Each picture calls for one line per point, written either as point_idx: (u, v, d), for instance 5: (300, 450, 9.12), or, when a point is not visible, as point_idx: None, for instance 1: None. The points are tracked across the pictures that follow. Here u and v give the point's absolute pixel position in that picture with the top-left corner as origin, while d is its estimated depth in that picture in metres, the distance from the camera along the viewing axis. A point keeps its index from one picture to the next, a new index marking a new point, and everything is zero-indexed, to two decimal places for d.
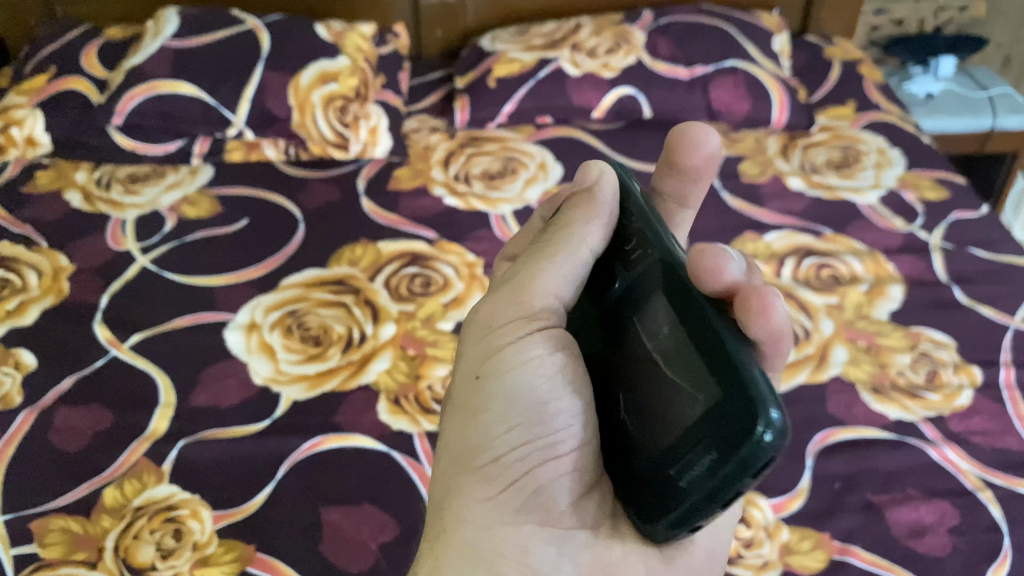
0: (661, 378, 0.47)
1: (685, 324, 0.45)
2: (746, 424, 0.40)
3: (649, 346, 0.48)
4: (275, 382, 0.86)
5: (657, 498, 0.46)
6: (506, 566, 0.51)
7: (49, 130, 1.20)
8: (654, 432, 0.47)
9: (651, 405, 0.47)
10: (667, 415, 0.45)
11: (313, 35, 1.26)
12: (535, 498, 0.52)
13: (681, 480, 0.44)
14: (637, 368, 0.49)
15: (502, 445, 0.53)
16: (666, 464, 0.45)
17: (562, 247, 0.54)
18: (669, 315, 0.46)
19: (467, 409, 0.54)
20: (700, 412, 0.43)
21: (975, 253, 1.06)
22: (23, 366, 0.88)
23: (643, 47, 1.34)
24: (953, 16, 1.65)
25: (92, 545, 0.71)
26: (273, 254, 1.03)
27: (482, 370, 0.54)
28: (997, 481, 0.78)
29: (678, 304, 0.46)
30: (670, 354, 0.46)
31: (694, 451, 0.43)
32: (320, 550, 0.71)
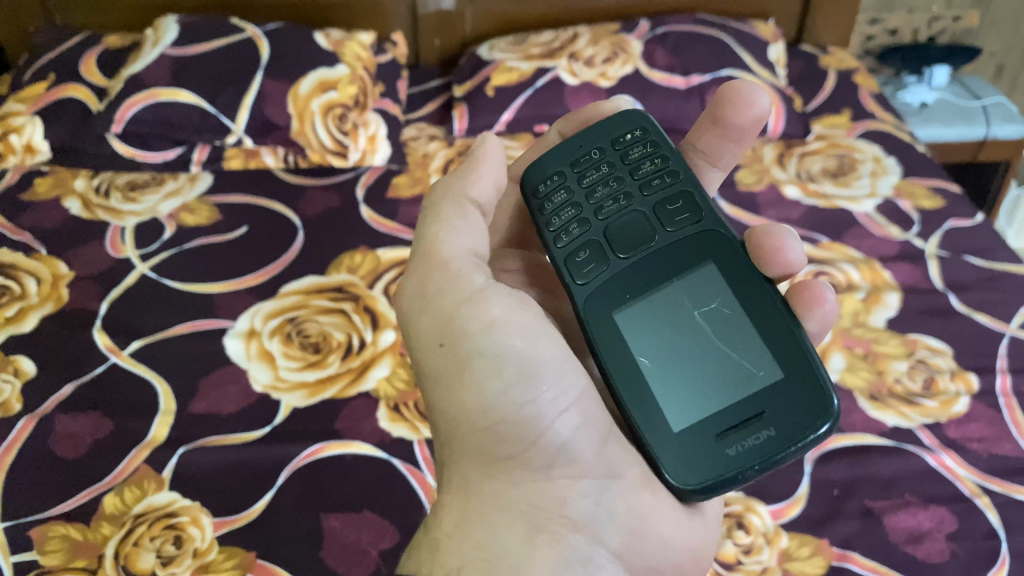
0: (712, 346, 0.57)
1: (750, 311, 0.56)
2: (815, 416, 0.53)
3: (703, 311, 0.58)
4: (274, 389, 0.86)
5: (690, 444, 0.55)
6: (544, 519, 0.54)
7: (48, 137, 1.20)
8: (701, 384, 0.56)
9: (697, 358, 0.57)
10: (723, 377, 0.56)
11: (311, 43, 1.27)
12: (552, 451, 0.55)
13: (730, 447, 0.54)
14: (678, 327, 0.58)
15: (503, 408, 0.54)
16: (711, 413, 0.55)
17: (461, 214, 0.58)
18: (727, 291, 0.58)
19: (452, 380, 0.55)
20: (765, 389, 0.54)
21: (970, 261, 1.07)
22: (22, 373, 0.88)
23: (640, 56, 1.34)
24: (947, 26, 1.65)
25: (92, 553, 0.71)
26: (272, 261, 1.03)
27: (448, 338, 0.55)
28: (995, 487, 0.78)
29: (734, 282, 0.58)
30: (733, 323, 0.57)
31: (751, 423, 0.54)
32: (321, 557, 0.71)
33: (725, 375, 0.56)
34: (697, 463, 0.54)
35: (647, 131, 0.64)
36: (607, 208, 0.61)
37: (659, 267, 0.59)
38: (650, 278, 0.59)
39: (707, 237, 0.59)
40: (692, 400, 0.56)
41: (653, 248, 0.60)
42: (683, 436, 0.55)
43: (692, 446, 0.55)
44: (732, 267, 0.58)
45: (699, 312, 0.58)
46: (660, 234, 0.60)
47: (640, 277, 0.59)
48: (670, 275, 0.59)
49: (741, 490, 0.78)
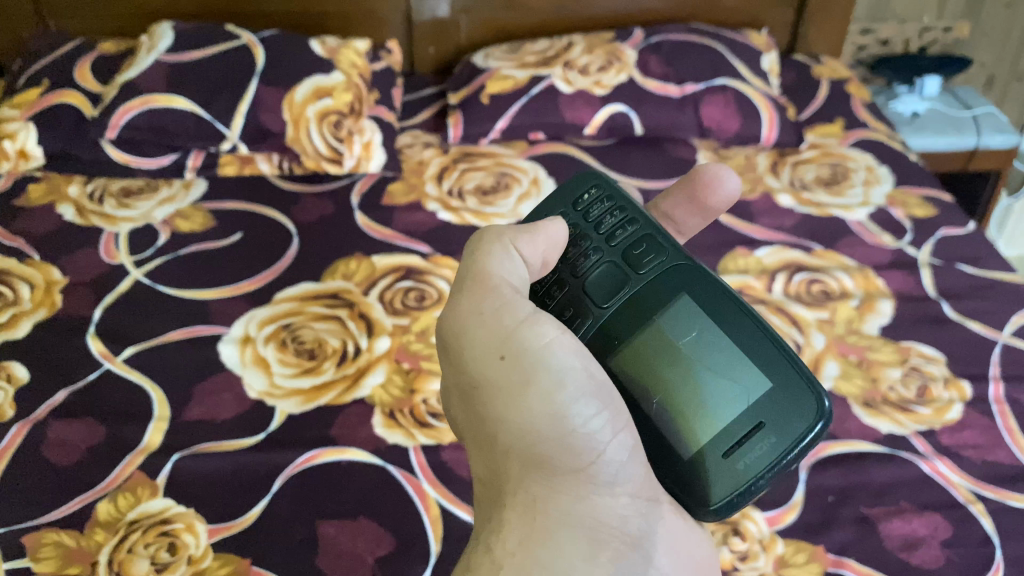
0: (700, 371, 0.57)
1: (727, 327, 0.58)
2: (812, 412, 0.55)
3: (692, 339, 0.58)
4: (270, 396, 0.86)
5: (704, 468, 0.55)
6: (607, 534, 0.51)
7: (41, 143, 1.19)
8: (699, 410, 0.56)
9: (693, 388, 0.57)
10: (720, 395, 0.56)
11: (307, 50, 1.27)
12: (609, 470, 0.52)
13: (738, 462, 0.55)
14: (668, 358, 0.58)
15: (569, 419, 0.51)
16: (721, 433, 0.56)
17: (510, 246, 0.55)
18: (710, 320, 0.58)
19: (512, 396, 0.50)
20: (759, 399, 0.56)
21: (962, 269, 1.07)
22: (15, 379, 0.87)
23: (634, 65, 1.35)
24: (938, 37, 1.67)
25: (85, 560, 0.71)
26: (267, 268, 1.03)
27: (510, 350, 0.51)
28: (989, 494, 0.79)
29: (713, 310, 0.58)
30: (721, 350, 0.57)
31: (755, 434, 0.55)
32: (317, 564, 0.71)
33: (723, 391, 0.56)
34: (715, 483, 0.55)
35: (600, 189, 0.65)
36: (580, 264, 0.61)
37: (639, 310, 0.59)
38: (635, 324, 0.59)
39: (683, 274, 0.60)
40: (698, 428, 0.56)
41: (630, 292, 0.60)
42: (696, 461, 0.55)
43: (707, 469, 0.55)
44: (714, 291, 0.59)
45: (689, 342, 0.58)
46: (632, 279, 0.60)
47: (619, 326, 0.59)
48: (654, 315, 0.59)
49: None
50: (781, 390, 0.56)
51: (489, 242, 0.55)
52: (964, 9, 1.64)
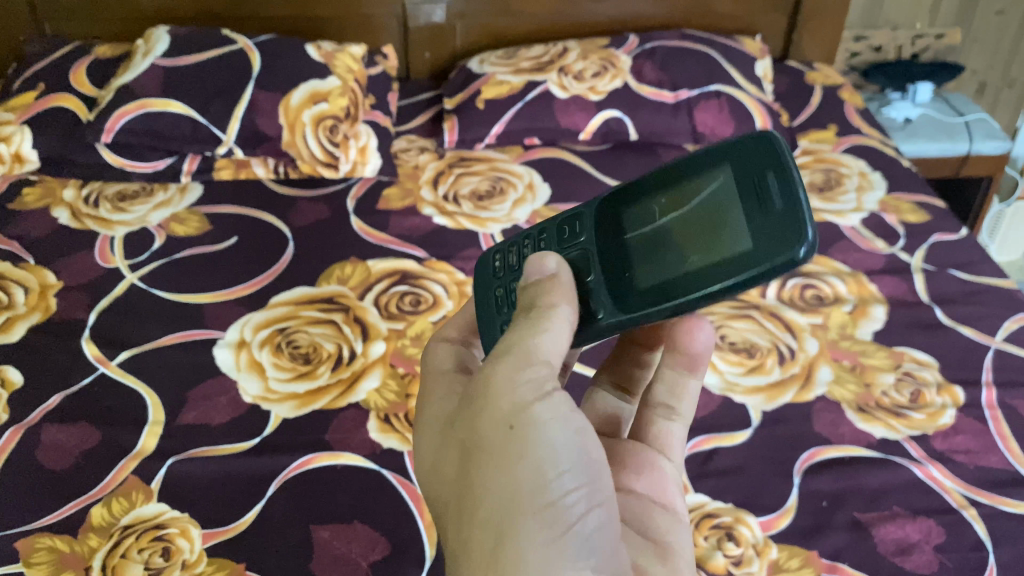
0: (679, 218, 0.56)
1: (658, 185, 0.58)
2: (759, 144, 0.53)
3: (660, 214, 0.57)
4: (265, 400, 0.86)
5: (761, 236, 0.50)
6: None
7: (37, 147, 1.19)
8: (708, 233, 0.54)
9: (696, 229, 0.55)
10: (713, 207, 0.55)
11: (302, 55, 1.27)
12: (586, 547, 0.48)
13: (775, 205, 0.50)
14: (657, 241, 0.57)
15: (557, 488, 0.49)
16: (742, 209, 0.52)
17: (553, 319, 0.54)
18: (644, 199, 0.59)
19: (501, 464, 0.50)
20: (726, 181, 0.54)
21: (955, 274, 1.08)
22: (9, 383, 0.87)
23: (629, 71, 1.35)
24: (930, 43, 1.67)
25: (79, 565, 0.70)
26: (262, 272, 1.03)
27: (516, 419, 0.50)
28: (981, 499, 0.79)
29: (634, 200, 0.60)
30: (679, 198, 0.57)
31: (759, 188, 0.52)
32: (311, 568, 0.71)
33: (715, 206, 0.55)
34: (775, 233, 0.50)
35: (502, 249, 0.66)
36: None
37: (614, 250, 0.58)
38: (625, 258, 0.58)
39: (605, 206, 0.61)
40: (725, 238, 0.53)
41: (592, 245, 0.60)
42: (752, 241, 0.51)
43: (761, 239, 0.50)
44: (630, 185, 0.60)
45: (657, 222, 0.57)
46: (586, 242, 0.60)
47: (620, 273, 0.57)
48: (626, 239, 0.58)
49: (731, 502, 0.78)
50: (737, 155, 0.55)
51: (526, 318, 0.54)
52: (956, 15, 1.66)
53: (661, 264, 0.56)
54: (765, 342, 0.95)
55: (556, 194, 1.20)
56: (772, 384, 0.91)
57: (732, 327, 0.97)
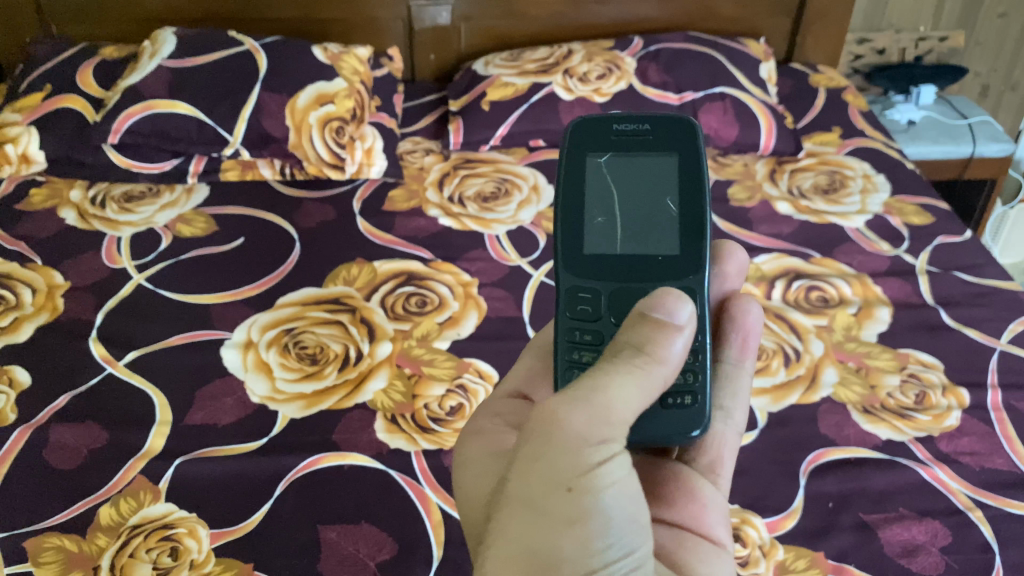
0: (632, 190, 0.65)
1: (587, 206, 0.65)
2: (587, 127, 0.67)
3: (611, 217, 0.64)
4: (272, 401, 0.86)
5: (675, 137, 0.67)
6: None
7: (43, 148, 1.19)
8: (653, 171, 0.66)
9: (650, 174, 0.66)
10: (621, 169, 0.66)
11: (308, 56, 1.27)
12: None
13: (645, 128, 0.67)
14: (649, 222, 0.64)
15: (598, 559, 0.48)
16: (649, 149, 0.66)
17: (640, 373, 0.52)
18: (588, 222, 0.64)
19: (549, 523, 0.48)
20: (608, 152, 0.66)
21: (959, 277, 1.08)
22: (17, 383, 0.87)
23: (634, 73, 1.36)
24: (933, 46, 1.66)
25: (87, 565, 0.70)
26: (269, 273, 1.03)
27: (577, 482, 0.48)
28: (987, 501, 0.79)
29: (580, 236, 0.64)
30: (600, 197, 0.65)
31: (627, 136, 0.67)
32: (319, 568, 0.71)
33: (622, 166, 0.66)
34: (666, 133, 0.67)
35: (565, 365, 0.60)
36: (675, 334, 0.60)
37: (629, 267, 0.63)
38: (643, 261, 0.63)
39: (574, 270, 0.64)
40: (659, 161, 0.66)
41: (610, 282, 0.63)
42: (678, 141, 0.66)
43: (671, 134, 0.67)
44: (564, 243, 0.64)
45: (618, 225, 0.64)
46: (601, 291, 0.62)
47: (662, 266, 0.63)
48: (619, 253, 0.64)
49: (737, 504, 0.78)
50: (583, 141, 0.67)
51: (622, 364, 0.51)
52: (958, 19, 1.65)
53: (662, 232, 0.64)
54: (771, 344, 0.95)
55: None
56: (777, 386, 0.91)
57: None
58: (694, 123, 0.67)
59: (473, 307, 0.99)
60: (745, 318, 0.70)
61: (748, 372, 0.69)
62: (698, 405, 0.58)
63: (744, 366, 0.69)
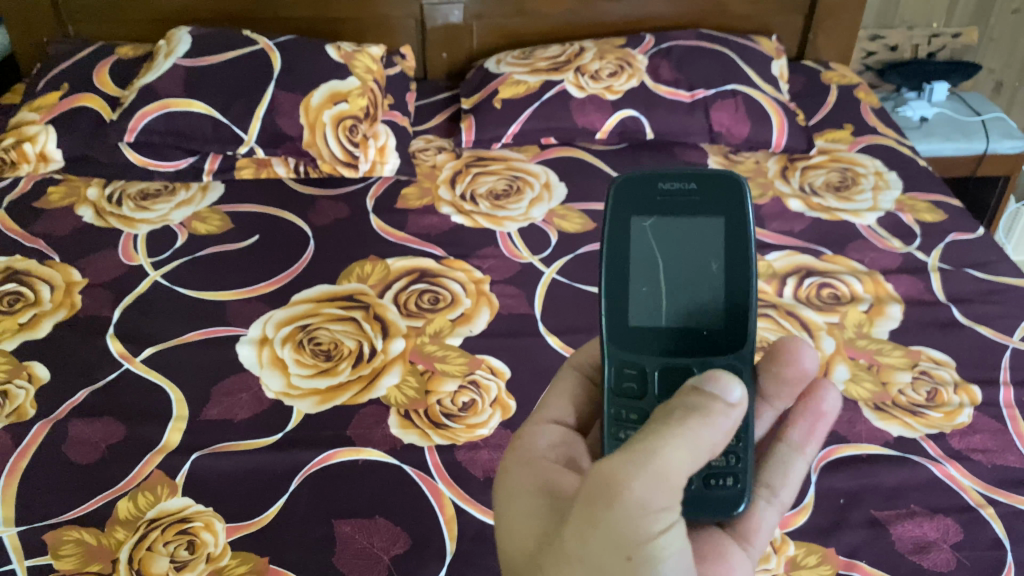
0: (676, 257, 0.64)
1: (631, 274, 0.64)
2: (634, 181, 0.65)
3: (656, 288, 0.64)
4: (287, 396, 0.87)
5: (722, 197, 0.65)
6: None
7: (61, 147, 1.21)
8: (698, 237, 0.64)
9: (695, 239, 0.64)
10: (666, 234, 0.65)
11: (322, 55, 1.28)
12: None
13: (691, 186, 0.65)
14: (694, 293, 0.64)
15: None
16: (695, 211, 0.65)
17: (702, 443, 0.48)
18: (632, 292, 0.64)
19: None
20: (653, 214, 0.65)
21: (972, 274, 1.08)
22: (36, 379, 0.89)
23: (645, 71, 1.36)
24: (946, 42, 1.66)
25: (106, 557, 0.71)
26: (284, 270, 1.04)
27: (633, 555, 0.46)
28: (999, 498, 0.79)
29: (623, 307, 0.64)
30: (643, 264, 0.64)
31: (673, 195, 0.65)
32: (334, 562, 0.72)
33: (666, 231, 0.65)
34: (713, 194, 0.65)
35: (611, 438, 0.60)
36: None
37: (674, 343, 0.63)
38: (689, 334, 0.63)
39: (618, 343, 0.64)
40: (704, 226, 0.64)
41: (655, 359, 0.63)
42: (725, 202, 0.65)
43: (717, 195, 0.65)
44: (609, 317, 0.64)
45: (662, 296, 0.64)
46: (646, 368, 0.62)
47: (706, 342, 0.63)
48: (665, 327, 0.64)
49: None
50: (627, 200, 0.65)
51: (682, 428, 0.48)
52: (971, 15, 1.65)
53: (707, 303, 0.64)
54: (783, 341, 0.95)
55: (572, 194, 1.21)
56: None
57: None
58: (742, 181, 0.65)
59: (485, 304, 1.00)
60: (816, 403, 0.63)
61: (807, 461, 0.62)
62: (740, 489, 0.58)
63: (802, 455, 0.62)
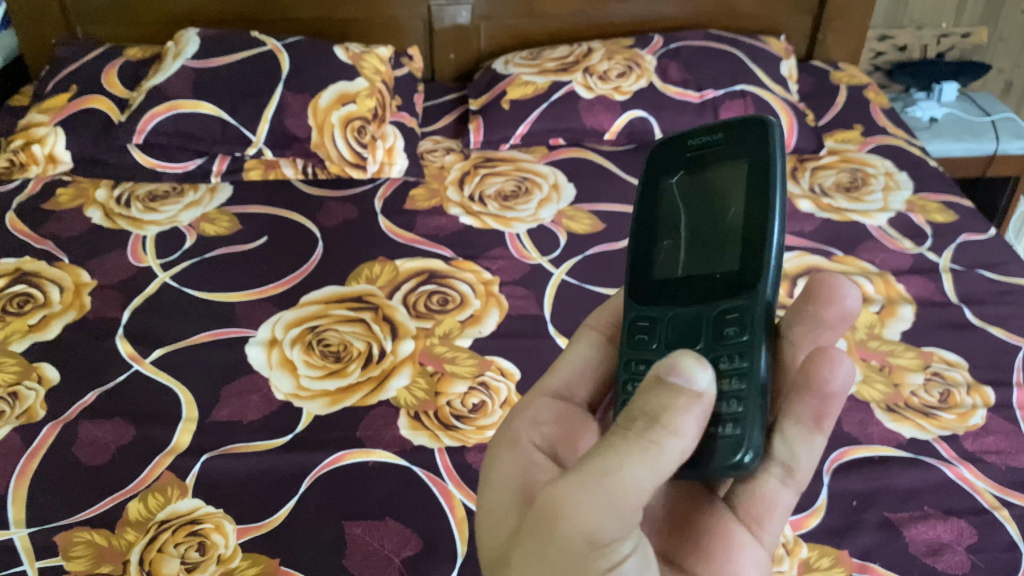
0: (700, 210, 0.62)
1: (657, 230, 0.64)
2: (661, 148, 0.66)
3: (676, 241, 0.62)
4: (296, 398, 0.87)
5: (747, 139, 0.61)
6: None
7: (70, 148, 1.21)
8: (721, 184, 0.61)
9: (716, 187, 0.62)
10: (694, 189, 0.63)
11: (330, 56, 1.28)
12: None
13: (717, 135, 0.63)
14: (713, 240, 0.60)
15: None
16: (716, 159, 0.62)
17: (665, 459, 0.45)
18: (657, 248, 0.63)
19: None
20: (682, 171, 0.64)
21: (983, 275, 1.07)
22: (46, 380, 0.89)
23: (654, 71, 1.36)
24: (956, 42, 1.66)
25: (116, 559, 0.71)
26: (293, 271, 1.04)
27: None
28: (1013, 500, 0.79)
29: (647, 265, 0.63)
30: (666, 220, 0.64)
31: (699, 150, 0.63)
32: (344, 564, 0.71)
33: (692, 186, 0.63)
34: (738, 138, 0.61)
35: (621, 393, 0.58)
36: (725, 362, 0.55)
37: (689, 291, 0.60)
38: (703, 280, 0.59)
39: (638, 300, 0.62)
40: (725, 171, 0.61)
41: (670, 309, 0.60)
42: (748, 144, 0.61)
43: (741, 135, 0.61)
44: (633, 276, 0.64)
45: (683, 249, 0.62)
46: (659, 318, 0.60)
47: (719, 284, 0.58)
48: (682, 278, 0.61)
49: None
50: (660, 165, 0.66)
51: (639, 442, 0.45)
52: (981, 15, 1.64)
53: (723, 246, 0.59)
54: None
55: (581, 194, 1.20)
56: None
57: None
58: (770, 122, 0.61)
59: (494, 305, 0.99)
60: (823, 386, 0.55)
61: (825, 440, 0.57)
62: (738, 437, 0.51)
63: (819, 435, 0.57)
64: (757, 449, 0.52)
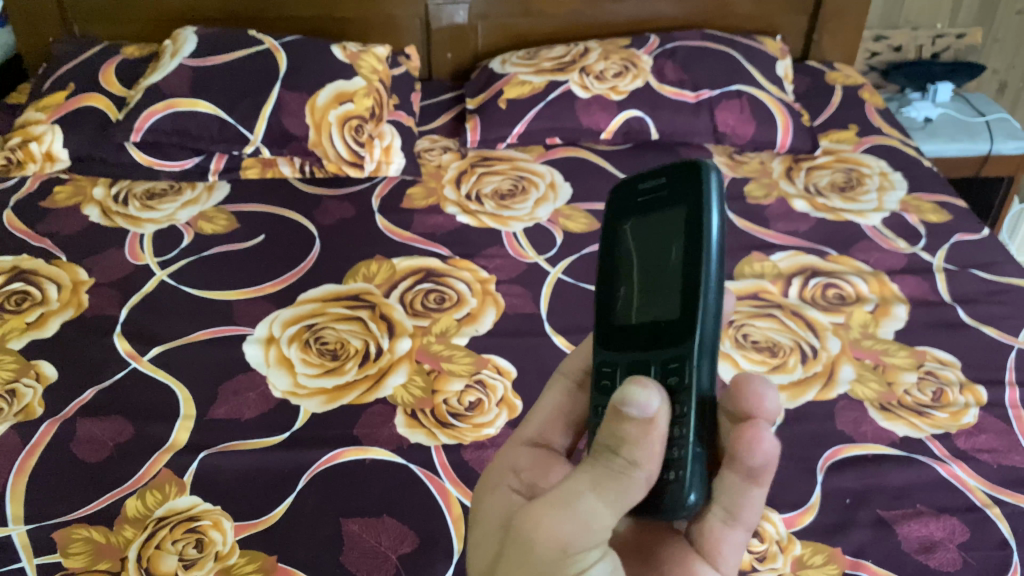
0: (647, 258, 0.60)
1: (616, 280, 0.61)
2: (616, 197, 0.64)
3: (631, 287, 0.60)
4: (294, 396, 0.87)
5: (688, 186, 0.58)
6: None
7: (67, 146, 1.21)
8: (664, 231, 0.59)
9: (661, 232, 0.59)
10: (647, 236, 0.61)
11: (327, 55, 1.28)
12: None
13: (662, 181, 0.60)
14: (659, 287, 0.58)
15: None
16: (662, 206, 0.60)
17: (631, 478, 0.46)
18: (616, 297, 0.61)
19: None
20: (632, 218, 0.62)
21: (977, 274, 1.08)
22: (44, 378, 0.89)
23: (650, 71, 1.36)
24: (950, 43, 1.67)
25: (115, 556, 0.72)
26: (290, 270, 1.04)
27: None
28: (1005, 498, 0.79)
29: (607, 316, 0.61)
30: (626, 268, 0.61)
31: (647, 198, 0.61)
32: (341, 561, 0.72)
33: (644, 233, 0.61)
34: (680, 182, 0.59)
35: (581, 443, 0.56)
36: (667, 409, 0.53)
37: (642, 339, 0.57)
38: (651, 328, 0.57)
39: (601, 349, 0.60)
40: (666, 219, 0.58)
41: (625, 357, 0.57)
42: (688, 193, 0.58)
43: (680, 182, 0.59)
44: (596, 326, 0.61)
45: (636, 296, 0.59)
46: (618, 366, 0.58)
47: (665, 332, 0.56)
48: (636, 324, 0.58)
49: None
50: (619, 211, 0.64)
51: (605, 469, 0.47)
52: (976, 15, 1.65)
53: (669, 291, 0.57)
54: (788, 341, 0.96)
55: (578, 194, 1.21)
56: (794, 382, 0.91)
57: (753, 326, 0.97)
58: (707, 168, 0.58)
59: (491, 304, 1.00)
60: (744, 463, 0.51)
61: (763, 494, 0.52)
62: (680, 482, 0.51)
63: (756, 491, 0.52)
64: (699, 488, 0.52)
